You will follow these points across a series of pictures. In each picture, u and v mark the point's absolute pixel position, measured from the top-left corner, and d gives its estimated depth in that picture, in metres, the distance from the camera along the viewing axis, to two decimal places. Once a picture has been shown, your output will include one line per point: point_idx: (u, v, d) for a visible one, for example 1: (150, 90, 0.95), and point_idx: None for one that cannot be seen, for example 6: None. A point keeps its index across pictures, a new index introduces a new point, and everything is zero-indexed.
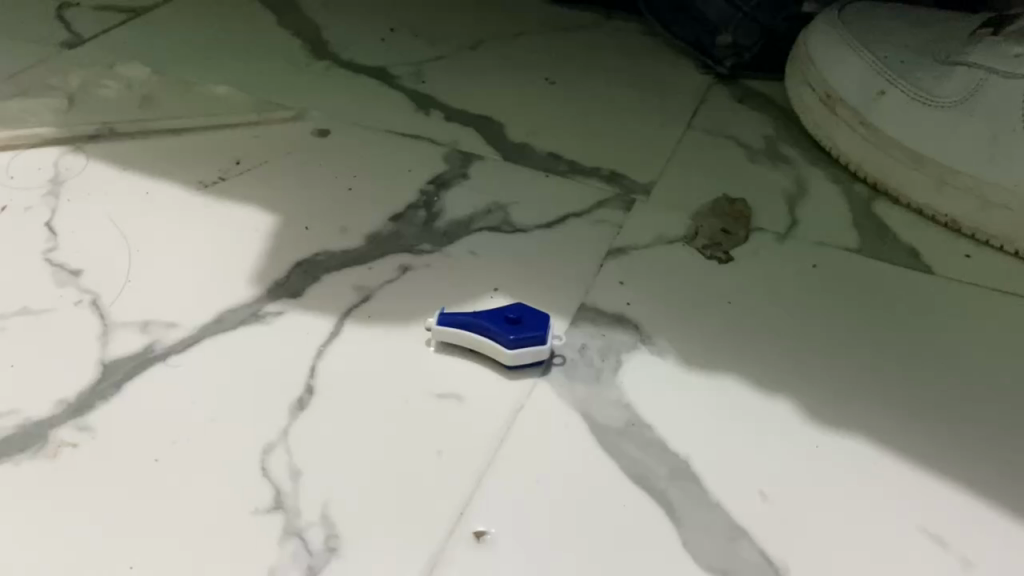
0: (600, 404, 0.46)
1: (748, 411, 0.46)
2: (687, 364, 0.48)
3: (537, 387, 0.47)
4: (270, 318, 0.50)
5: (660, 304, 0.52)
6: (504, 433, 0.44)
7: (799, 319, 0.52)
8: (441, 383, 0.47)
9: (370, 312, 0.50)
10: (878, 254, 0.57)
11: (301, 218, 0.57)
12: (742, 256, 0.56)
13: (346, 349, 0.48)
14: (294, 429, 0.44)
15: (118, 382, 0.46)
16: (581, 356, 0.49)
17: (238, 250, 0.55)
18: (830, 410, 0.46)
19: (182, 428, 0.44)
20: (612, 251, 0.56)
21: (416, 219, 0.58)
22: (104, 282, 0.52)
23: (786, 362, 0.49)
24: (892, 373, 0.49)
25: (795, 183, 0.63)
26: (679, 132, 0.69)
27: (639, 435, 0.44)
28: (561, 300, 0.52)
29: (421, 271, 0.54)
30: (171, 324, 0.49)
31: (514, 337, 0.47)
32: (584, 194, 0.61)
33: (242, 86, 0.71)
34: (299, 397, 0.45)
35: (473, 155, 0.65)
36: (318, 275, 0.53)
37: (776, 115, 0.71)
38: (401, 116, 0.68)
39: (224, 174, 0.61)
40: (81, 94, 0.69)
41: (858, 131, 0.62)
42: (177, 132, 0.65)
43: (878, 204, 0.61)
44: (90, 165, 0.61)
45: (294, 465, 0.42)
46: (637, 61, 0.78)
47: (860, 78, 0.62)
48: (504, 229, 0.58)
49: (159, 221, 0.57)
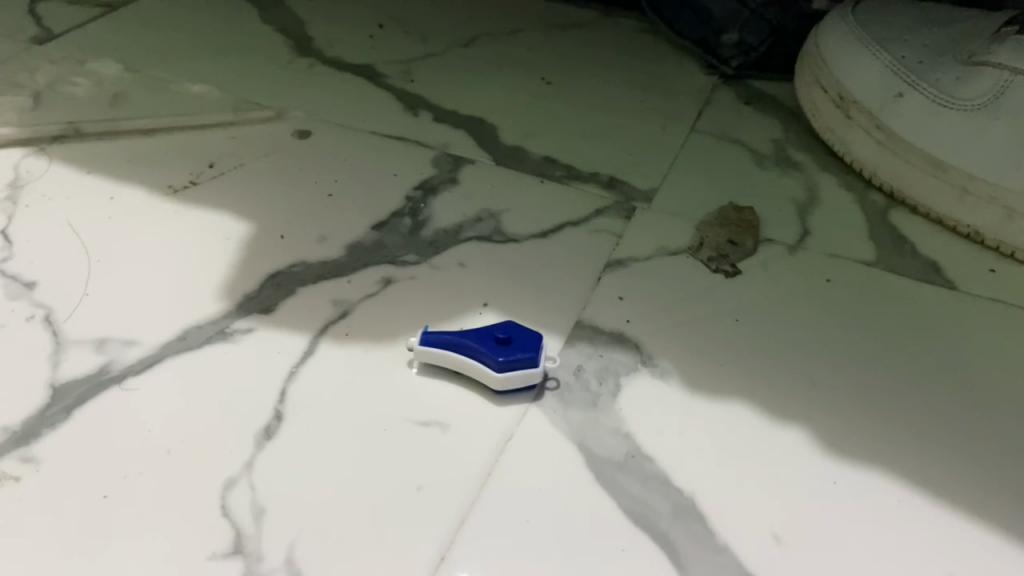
0: (597, 433, 0.42)
1: (758, 442, 0.42)
2: (691, 388, 0.44)
3: (528, 414, 0.43)
4: (238, 336, 0.46)
5: (662, 322, 0.48)
6: (491, 467, 0.40)
7: (813, 339, 0.48)
8: (422, 410, 0.43)
9: (348, 330, 0.46)
10: (896, 268, 0.53)
11: (277, 226, 0.53)
12: (751, 269, 0.52)
13: (319, 371, 0.44)
14: (259, 461, 0.40)
15: (68, 407, 0.42)
16: (577, 379, 0.45)
17: (207, 260, 0.51)
18: (848, 440, 0.42)
19: (137, 460, 0.40)
20: (610, 263, 0.52)
21: (401, 227, 0.54)
22: (60, 295, 0.48)
23: (799, 386, 0.45)
24: (914, 398, 0.45)
25: (806, 189, 0.59)
26: (682, 134, 0.65)
27: (639, 469, 0.40)
28: (555, 317, 0.48)
29: (404, 284, 0.50)
30: (130, 342, 0.45)
31: (503, 359, 0.43)
32: (581, 202, 0.57)
33: (220, 84, 0.67)
34: (267, 424, 0.41)
35: (463, 158, 0.61)
36: (292, 287, 0.49)
37: (785, 116, 0.67)
38: (387, 117, 0.64)
39: (195, 177, 0.57)
40: (49, 92, 0.65)
41: (874, 136, 0.58)
42: (148, 132, 0.61)
43: (895, 214, 0.57)
44: (53, 167, 0.57)
45: (257, 503, 0.38)
46: (639, 59, 0.74)
47: (876, 79, 0.58)
48: (495, 238, 0.54)
49: (124, 228, 0.53)
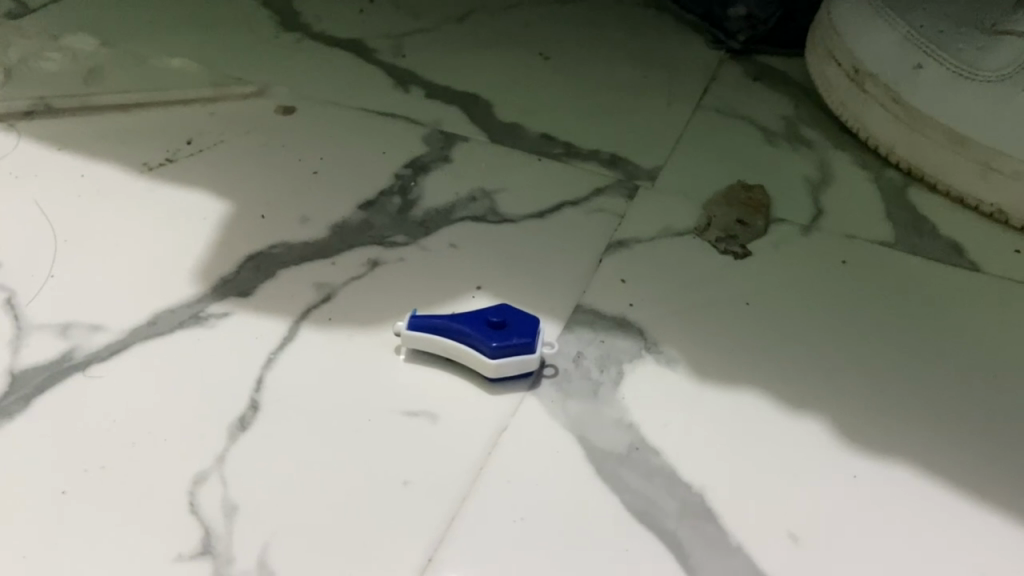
0: (598, 425, 0.39)
1: (772, 434, 0.39)
2: (700, 377, 0.41)
3: (524, 403, 0.40)
4: (212, 321, 0.43)
5: (667, 306, 0.45)
6: (484, 462, 0.37)
7: (829, 324, 0.45)
8: (410, 399, 0.39)
9: (331, 314, 0.43)
10: (916, 249, 0.50)
11: (257, 205, 0.50)
12: (762, 250, 0.49)
13: (299, 358, 0.41)
14: (231, 455, 0.37)
15: (27, 397, 0.39)
16: (576, 367, 0.41)
17: (182, 241, 0.47)
18: (868, 432, 0.39)
19: (99, 454, 0.37)
20: (612, 244, 0.49)
21: (389, 207, 0.51)
22: (23, 278, 0.45)
23: (815, 375, 0.42)
24: (938, 386, 0.42)
25: (819, 168, 0.56)
26: (687, 112, 0.62)
27: (643, 463, 0.37)
28: (553, 301, 0.45)
29: (392, 267, 0.47)
30: (96, 327, 0.42)
31: (497, 344, 0.40)
32: (581, 181, 0.54)
33: (200, 59, 0.63)
34: (241, 415, 0.38)
35: (456, 136, 0.57)
36: (272, 270, 0.46)
37: (795, 92, 0.64)
38: (377, 93, 0.61)
39: (172, 155, 0.54)
40: (20, 67, 0.61)
41: (890, 110, 0.55)
42: (123, 108, 0.58)
43: (914, 193, 0.54)
44: (21, 144, 0.54)
45: (228, 501, 0.35)
46: (641, 33, 0.70)
47: (893, 50, 0.55)
48: (489, 218, 0.51)
49: (94, 208, 0.49)
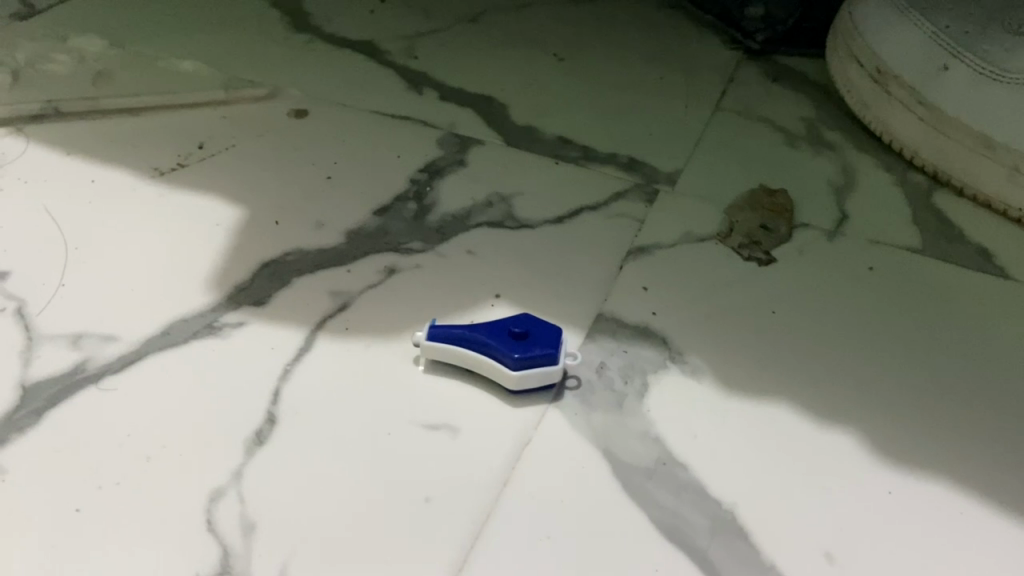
0: (623, 438, 0.38)
1: (802, 447, 0.38)
2: (727, 388, 0.40)
3: (547, 416, 0.39)
4: (227, 331, 0.42)
5: (691, 314, 0.44)
6: (508, 476, 0.36)
7: (857, 333, 0.44)
8: (430, 411, 0.39)
9: (348, 324, 0.42)
10: (943, 254, 0.49)
11: (270, 211, 0.49)
12: (786, 256, 0.48)
13: (316, 370, 0.40)
14: (249, 470, 0.36)
15: (39, 410, 0.38)
16: (599, 378, 0.40)
17: (194, 248, 0.46)
18: (901, 445, 0.38)
19: (113, 470, 0.36)
20: (632, 250, 0.48)
21: (405, 213, 0.50)
22: (33, 287, 0.44)
23: (845, 386, 0.41)
24: (971, 397, 0.41)
25: (842, 171, 0.55)
26: (706, 113, 0.60)
27: (671, 478, 0.36)
28: (574, 310, 0.44)
29: (409, 274, 0.46)
30: (109, 337, 0.41)
31: (519, 355, 0.39)
32: (600, 185, 0.53)
33: (211, 61, 0.62)
34: (258, 428, 0.37)
35: (471, 139, 0.56)
36: (288, 278, 0.45)
37: (816, 93, 0.63)
38: (390, 95, 0.60)
39: (183, 159, 0.53)
40: (28, 69, 0.60)
41: (914, 112, 0.54)
42: (133, 112, 0.57)
43: (939, 197, 0.53)
44: (30, 149, 0.53)
45: (246, 517, 0.34)
46: (657, 33, 0.69)
47: (917, 51, 0.53)
48: (506, 223, 0.50)
49: (104, 214, 0.48)
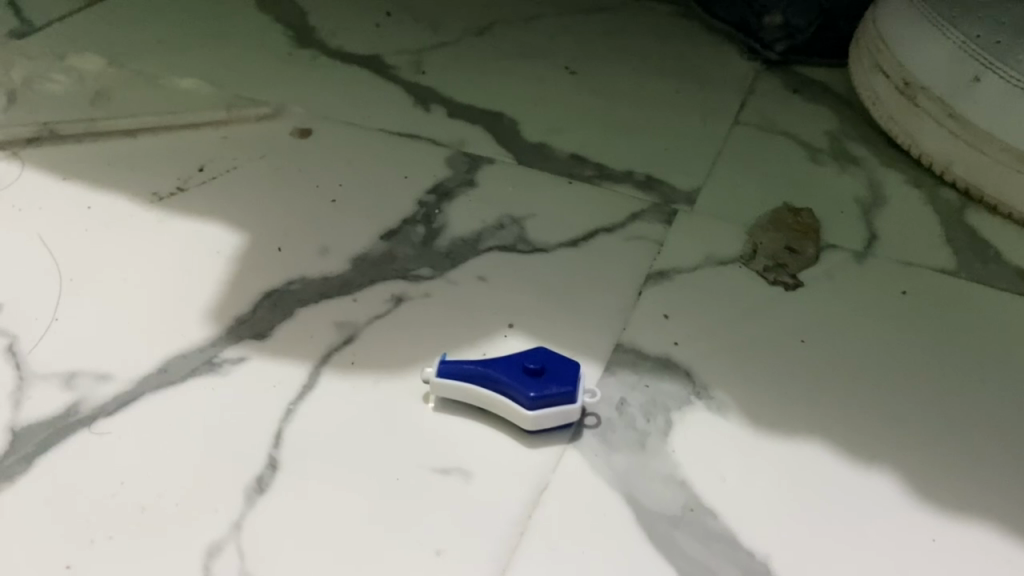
0: (647, 482, 0.36)
1: (840, 493, 0.36)
2: (756, 425, 0.38)
3: (565, 458, 0.36)
4: (227, 368, 0.40)
5: (715, 344, 0.42)
6: (523, 526, 0.34)
7: (893, 363, 0.41)
8: (440, 453, 0.36)
9: (354, 358, 0.40)
10: (980, 277, 0.46)
11: (273, 237, 0.47)
12: (814, 280, 0.46)
13: (321, 409, 0.38)
14: (249, 522, 0.34)
15: (29, 456, 0.36)
16: (619, 415, 0.38)
17: (193, 278, 0.44)
18: (943, 487, 0.36)
19: (106, 522, 0.34)
20: (651, 275, 0.46)
21: (413, 237, 0.48)
22: (25, 322, 0.42)
23: (882, 422, 0.38)
24: (1017, 433, 0.38)
25: (869, 188, 0.53)
26: (725, 127, 0.58)
27: (699, 526, 0.34)
28: (591, 341, 0.42)
29: (418, 303, 0.44)
30: (103, 376, 0.39)
31: (535, 395, 0.37)
32: (616, 205, 0.51)
33: (211, 78, 0.60)
34: (259, 474, 0.35)
35: (481, 158, 0.54)
36: (291, 308, 0.43)
37: (839, 105, 0.60)
38: (396, 112, 0.58)
39: (182, 183, 0.51)
40: (23, 89, 0.58)
41: (944, 125, 0.51)
42: (131, 133, 0.55)
43: (972, 215, 0.51)
44: (25, 174, 0.51)
45: (245, 574, 0.32)
46: (672, 44, 0.67)
47: (946, 61, 0.51)
48: (518, 248, 0.47)
49: (101, 242, 0.47)
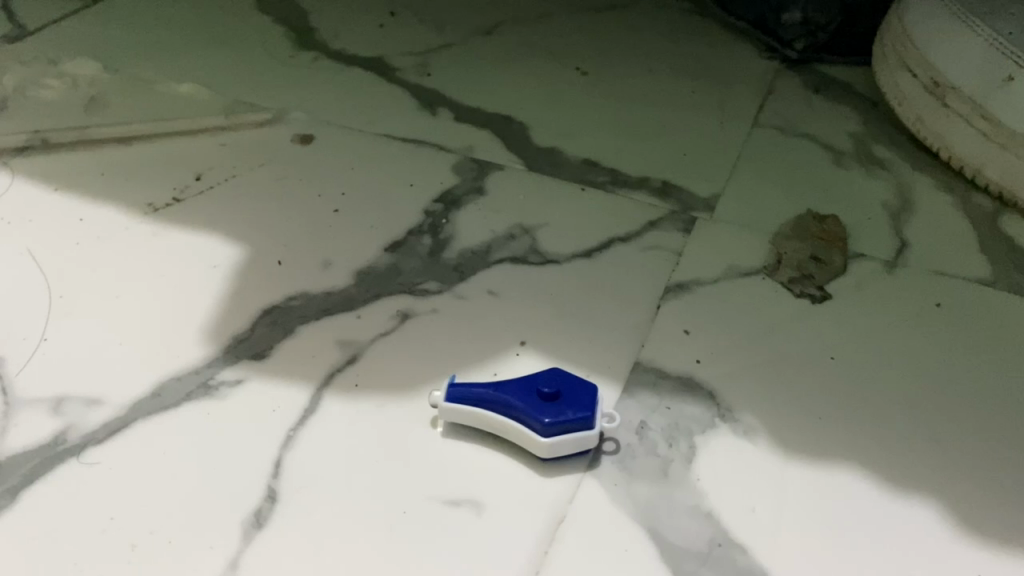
0: (671, 515, 0.33)
1: (877, 524, 0.33)
2: (786, 451, 0.36)
3: (583, 488, 0.34)
4: (224, 391, 0.38)
5: (740, 363, 0.39)
6: (538, 563, 0.32)
7: (931, 384, 0.39)
8: (450, 484, 0.34)
9: (357, 380, 0.38)
10: (1019, 288, 0.44)
11: (273, 250, 0.45)
12: (842, 293, 0.43)
13: (323, 436, 0.36)
14: (245, 561, 0.32)
15: (13, 489, 0.34)
16: (640, 441, 0.36)
17: (188, 294, 0.42)
18: (987, 518, 0.34)
19: (93, 561, 0.32)
20: (670, 288, 0.43)
21: (419, 249, 0.46)
22: (13, 343, 0.40)
23: (921, 447, 0.36)
24: None
25: (897, 192, 0.50)
26: (744, 130, 0.56)
27: (727, 563, 0.32)
28: (609, 360, 0.40)
29: (425, 320, 0.41)
30: (93, 401, 0.37)
31: (550, 421, 0.34)
32: (632, 213, 0.48)
33: (209, 83, 0.58)
34: (256, 508, 0.33)
35: (490, 164, 0.52)
36: (292, 327, 0.41)
37: (863, 106, 0.58)
38: (401, 117, 0.56)
39: (179, 193, 0.49)
40: (16, 97, 0.56)
41: (976, 127, 0.49)
42: (125, 141, 0.53)
43: (1007, 221, 0.48)
44: (14, 186, 0.49)
45: None
46: (687, 43, 0.64)
47: (979, 60, 0.48)
48: (530, 259, 0.45)
49: (93, 257, 0.44)
